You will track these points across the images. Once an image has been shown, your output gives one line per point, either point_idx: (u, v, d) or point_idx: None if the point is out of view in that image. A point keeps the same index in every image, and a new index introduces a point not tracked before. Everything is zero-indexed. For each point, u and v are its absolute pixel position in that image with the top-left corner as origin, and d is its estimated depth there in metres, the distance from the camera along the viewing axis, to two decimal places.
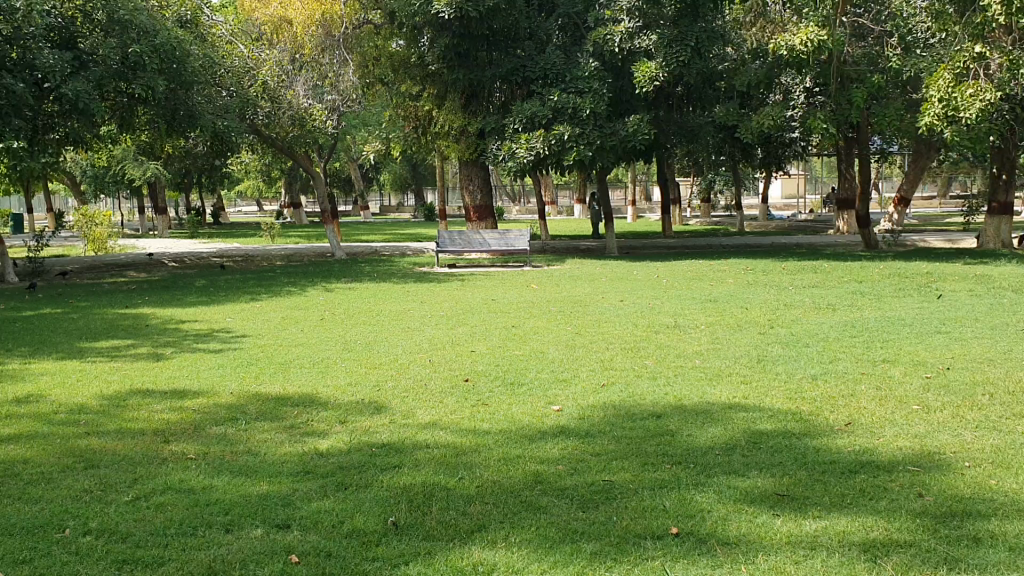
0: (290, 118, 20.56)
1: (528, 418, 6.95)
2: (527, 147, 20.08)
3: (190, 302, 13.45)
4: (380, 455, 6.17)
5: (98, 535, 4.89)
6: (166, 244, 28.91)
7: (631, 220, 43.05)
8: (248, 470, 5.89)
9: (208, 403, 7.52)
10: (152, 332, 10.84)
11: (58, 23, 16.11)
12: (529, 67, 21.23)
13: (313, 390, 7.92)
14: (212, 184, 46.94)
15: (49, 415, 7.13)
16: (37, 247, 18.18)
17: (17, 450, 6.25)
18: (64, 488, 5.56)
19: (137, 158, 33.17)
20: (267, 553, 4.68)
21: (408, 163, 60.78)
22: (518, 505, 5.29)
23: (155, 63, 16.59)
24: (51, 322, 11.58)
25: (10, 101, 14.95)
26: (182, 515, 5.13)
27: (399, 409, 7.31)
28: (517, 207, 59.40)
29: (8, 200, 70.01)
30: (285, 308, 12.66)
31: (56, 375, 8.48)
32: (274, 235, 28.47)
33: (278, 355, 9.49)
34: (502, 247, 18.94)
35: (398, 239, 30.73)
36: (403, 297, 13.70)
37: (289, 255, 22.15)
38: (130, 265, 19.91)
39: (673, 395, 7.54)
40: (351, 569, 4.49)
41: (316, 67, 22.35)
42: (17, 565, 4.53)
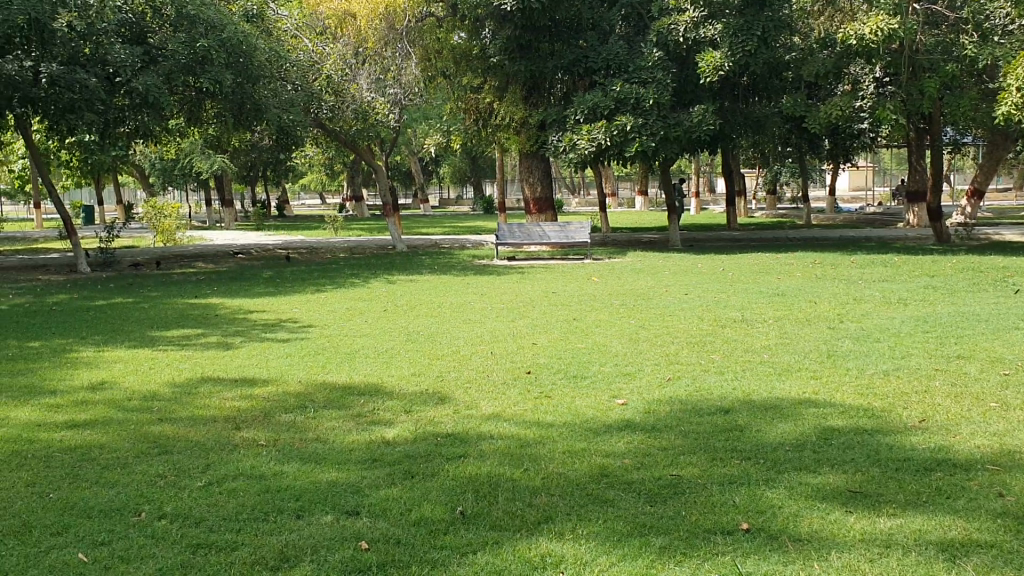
0: (353, 112, 20.59)
1: (592, 411, 6.90)
2: (589, 138, 19.87)
3: (257, 294, 13.63)
4: (446, 444, 6.20)
5: (174, 519, 5.00)
6: (233, 236, 29.45)
7: (694, 212, 42.49)
8: (318, 458, 5.96)
9: (277, 391, 7.62)
10: (222, 321, 11.04)
11: (128, 18, 16.55)
12: (592, 58, 20.99)
13: (378, 380, 8.00)
14: (276, 178, 47.56)
15: (124, 401, 7.30)
16: (110, 238, 18.55)
17: (94, 436, 6.39)
18: (140, 472, 5.69)
19: (205, 152, 33.59)
20: (337, 539, 4.75)
21: (468, 156, 60.63)
22: (585, 498, 5.28)
23: (222, 57, 16.76)
24: (124, 311, 11.85)
25: (84, 95, 15.44)
26: (254, 501, 5.23)
27: (463, 400, 7.33)
28: (579, 200, 58.97)
29: (83, 192, 72.19)
30: (347, 300, 12.73)
31: (129, 364, 8.67)
32: (336, 227, 28.79)
33: (344, 345, 9.57)
34: (562, 239, 18.75)
35: (459, 232, 30.74)
36: (466, 290, 13.69)
37: (353, 248, 22.31)
38: (201, 256, 20.16)
39: (742, 390, 7.43)
40: (421, 559, 4.54)
41: (378, 62, 21.78)
42: (97, 547, 4.65)
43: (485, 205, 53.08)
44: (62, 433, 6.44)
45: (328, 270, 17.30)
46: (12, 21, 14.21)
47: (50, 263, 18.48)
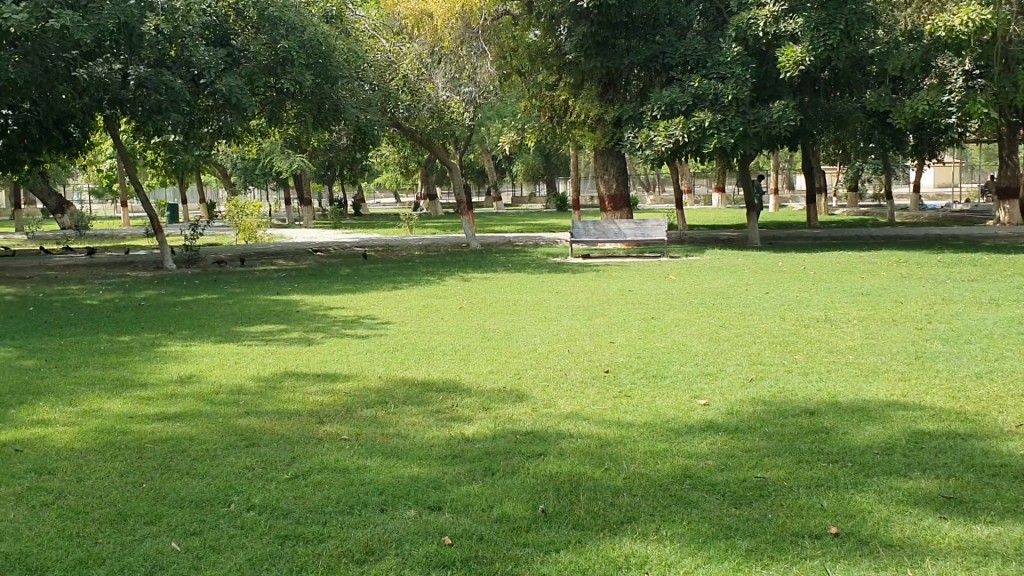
0: (428, 112, 20.83)
1: (673, 411, 6.82)
2: (666, 134, 19.65)
3: (336, 290, 13.85)
4: (526, 442, 6.20)
5: (261, 510, 5.10)
6: (312, 235, 29.95)
7: (772, 209, 41.74)
8: (400, 452, 6.02)
9: (358, 386, 7.72)
10: (303, 317, 11.24)
11: (212, 21, 16.97)
12: (669, 53, 20.78)
13: (456, 376, 8.04)
14: (352, 176, 48.25)
15: (212, 395, 7.48)
16: (195, 236, 19.03)
17: (184, 428, 6.56)
18: (228, 464, 5.82)
19: (285, 152, 34.24)
20: (421, 534, 4.79)
21: (542, 154, 60.60)
22: (668, 498, 5.22)
23: (303, 58, 17.04)
24: (209, 307, 12.15)
25: (170, 96, 15.89)
26: (338, 494, 5.30)
27: (541, 397, 7.32)
28: (653, 198, 58.44)
29: (168, 191, 74.35)
30: (425, 297, 12.85)
31: (215, 358, 8.88)
32: (412, 225, 29.06)
33: (422, 342, 9.65)
34: (639, 237, 18.60)
35: (534, 229, 30.76)
36: (542, 287, 13.69)
37: (428, 246, 22.50)
38: (281, 254, 20.56)
39: (826, 391, 7.27)
40: (504, 556, 4.54)
41: (454, 60, 22.49)
42: (189, 536, 4.77)
43: (559, 202, 53.01)
44: (154, 425, 6.63)
45: (405, 267, 17.46)
46: (103, 27, 14.54)
47: (138, 260, 19.06)
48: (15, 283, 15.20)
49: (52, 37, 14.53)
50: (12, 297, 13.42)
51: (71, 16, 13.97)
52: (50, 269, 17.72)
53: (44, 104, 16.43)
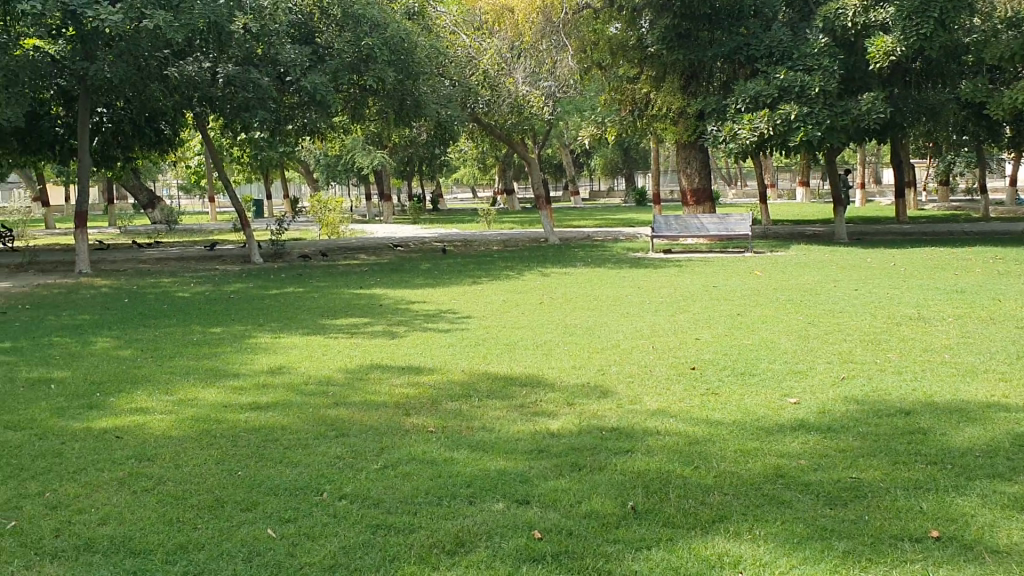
0: (508, 107, 20.89)
1: (762, 410, 6.70)
2: (750, 127, 19.36)
3: (418, 285, 13.99)
4: (612, 438, 6.15)
5: (353, 500, 5.17)
6: (393, 230, 30.33)
7: (859, 204, 40.62)
8: (486, 446, 6.04)
9: (443, 379, 7.78)
10: (386, 311, 11.37)
11: (297, 19, 17.33)
12: (753, 45, 20.36)
13: (540, 371, 8.04)
14: (431, 172, 48.67)
15: (301, 385, 7.63)
16: (280, 231, 19.46)
17: (276, 418, 6.70)
18: (319, 453, 5.92)
19: (366, 148, 34.69)
20: (510, 527, 4.79)
21: (620, 148, 60.17)
22: (760, 498, 5.12)
23: (385, 55, 17.21)
24: (295, 300, 12.40)
25: (257, 94, 16.29)
26: (427, 485, 5.34)
27: (626, 394, 7.26)
28: (733, 193, 57.51)
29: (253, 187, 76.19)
30: (505, 292, 12.88)
31: (302, 350, 9.05)
32: (490, 220, 29.19)
33: (504, 336, 9.68)
34: (721, 232, 18.34)
35: (613, 225, 30.58)
36: (623, 282, 13.60)
37: (506, 240, 22.58)
38: (363, 249, 20.87)
39: (922, 391, 7.05)
40: (594, 551, 4.52)
41: (534, 56, 21.91)
42: (284, 523, 4.87)
43: (637, 197, 52.58)
44: (247, 414, 6.79)
45: (485, 262, 17.53)
46: (193, 26, 14.95)
47: (226, 255, 19.56)
48: (111, 276, 15.75)
49: (146, 37, 15.02)
50: (108, 289, 13.90)
51: (164, 16, 14.43)
52: (143, 262, 18.32)
53: (137, 101, 16.99)
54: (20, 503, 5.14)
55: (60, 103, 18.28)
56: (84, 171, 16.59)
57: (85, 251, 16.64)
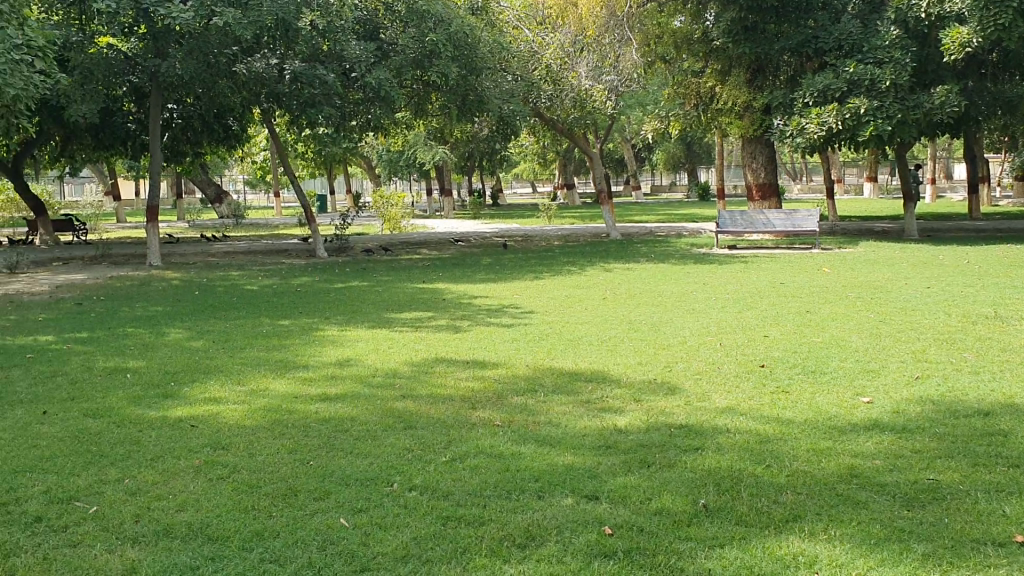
0: (571, 100, 20.68)
1: (834, 409, 6.57)
2: (818, 122, 19.10)
3: (481, 279, 14.03)
4: (681, 436, 6.10)
5: (423, 491, 5.20)
6: (454, 224, 30.48)
7: (931, 199, 39.60)
8: (554, 440, 6.03)
9: (508, 374, 7.80)
10: (449, 305, 11.44)
11: (363, 16, 17.58)
12: (822, 38, 20.01)
13: (605, 367, 8.00)
14: (491, 167, 48.77)
15: (368, 377, 7.71)
16: (344, 225, 19.69)
17: (345, 409, 6.77)
18: (388, 445, 5.97)
19: (427, 143, 34.89)
20: (580, 522, 4.77)
21: (682, 143, 59.57)
22: (835, 498, 5.03)
23: (449, 50, 17.27)
24: (360, 294, 12.54)
25: (323, 90, 16.52)
26: (496, 479, 5.35)
27: (695, 391, 7.19)
28: (799, 188, 56.55)
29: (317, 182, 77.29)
30: (568, 287, 12.86)
31: (368, 342, 9.15)
32: (551, 215, 29.16)
33: (567, 331, 9.66)
34: (788, 228, 18.06)
35: (676, 220, 30.32)
36: (687, 279, 13.47)
37: (567, 236, 22.55)
38: (424, 244, 21.01)
39: (1002, 392, 6.85)
40: (666, 548, 4.48)
41: (597, 49, 21.72)
42: (356, 513, 4.92)
43: (699, 191, 52.01)
44: (317, 405, 6.87)
45: (547, 257, 17.52)
46: (262, 23, 15.25)
47: (292, 249, 19.86)
48: (181, 269, 16.11)
49: (215, 33, 15.33)
50: (179, 281, 14.21)
51: (234, 13, 14.76)
52: (212, 255, 18.69)
53: (207, 98, 17.36)
54: (101, 488, 5.28)
55: (132, 100, 18.73)
56: (155, 167, 16.98)
57: (156, 244, 17.04)
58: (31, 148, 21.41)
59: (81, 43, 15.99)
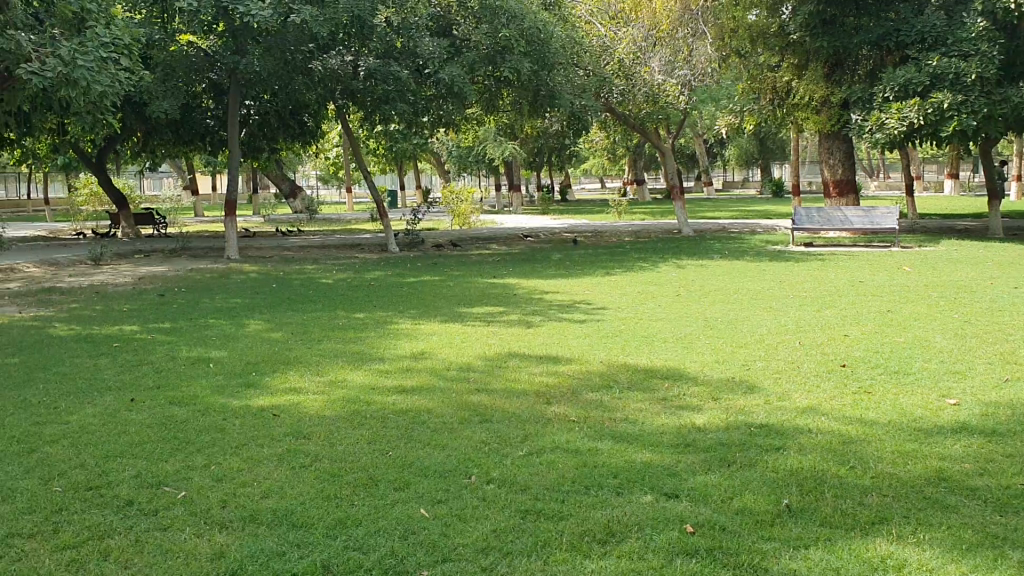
0: (644, 96, 20.59)
1: (920, 411, 6.41)
2: (899, 117, 18.60)
3: (552, 275, 14.01)
4: (761, 435, 6.01)
5: (500, 484, 5.22)
6: (524, 220, 30.52)
7: (1017, 198, 38.28)
8: (631, 437, 6.00)
9: (583, 370, 7.78)
10: (521, 301, 11.45)
11: (437, 13, 17.78)
12: (904, 31, 19.49)
13: (681, 364, 7.93)
14: (560, 163, 48.67)
15: (443, 371, 7.77)
16: (415, 221, 19.85)
17: (421, 402, 6.83)
18: (465, 438, 6.00)
19: (497, 139, 34.98)
20: (660, 519, 4.74)
21: (755, 138, 58.62)
22: (923, 501, 4.90)
23: (522, 46, 17.33)
24: (432, 288, 12.63)
25: (397, 86, 16.67)
26: (574, 474, 5.34)
27: (774, 390, 7.08)
28: (875, 185, 55.21)
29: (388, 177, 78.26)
30: (641, 283, 12.76)
31: (441, 336, 9.21)
32: (621, 211, 29.00)
33: (641, 328, 9.59)
34: (866, 225, 17.66)
35: (748, 216, 29.88)
36: (762, 276, 13.27)
37: (638, 232, 22.39)
38: (495, 239, 21.08)
39: None
40: (748, 547, 4.42)
41: (670, 44, 21.71)
42: (436, 504, 4.96)
43: (772, 187, 51.15)
44: (394, 397, 6.95)
45: (618, 253, 17.44)
46: (337, 19, 15.44)
47: (364, 244, 20.11)
48: (258, 262, 16.45)
49: (293, 30, 15.57)
50: (256, 274, 14.51)
51: (310, 10, 14.98)
52: (286, 249, 19.05)
53: (283, 95, 17.63)
54: (189, 474, 5.42)
55: (211, 97, 19.19)
56: (234, 162, 17.35)
57: (234, 238, 17.40)
58: (114, 143, 22.08)
59: (163, 42, 16.55)
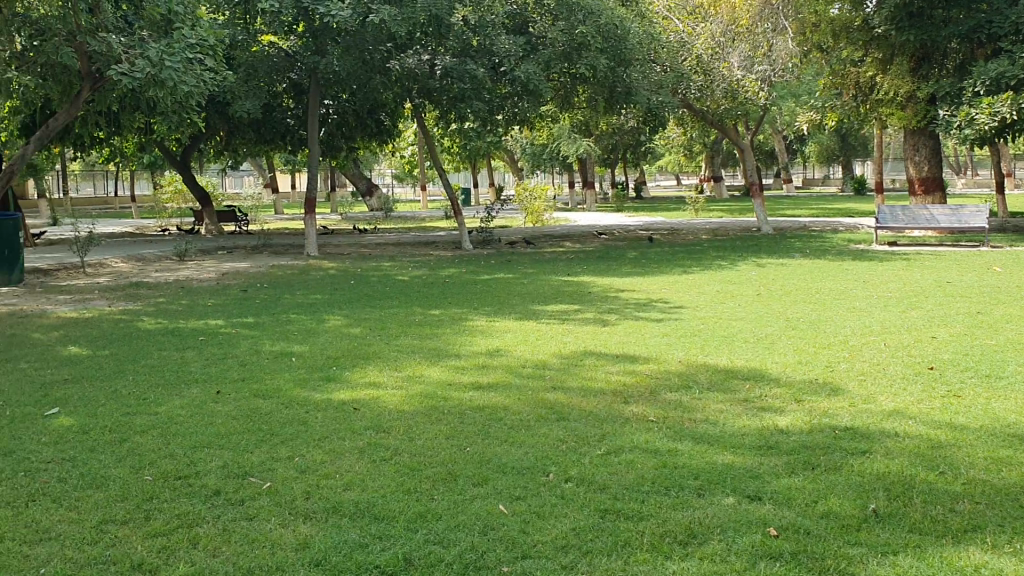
0: (722, 92, 20.40)
1: (1014, 416, 6.18)
2: (990, 113, 17.91)
3: (627, 273, 13.93)
4: (845, 438, 5.88)
5: (579, 483, 5.21)
6: (598, 217, 30.42)
7: None
8: (712, 438, 5.93)
9: (660, 369, 7.71)
10: (597, 299, 11.41)
11: (513, 11, 17.80)
12: (996, 22, 18.82)
13: (761, 365, 7.80)
14: (635, 160, 48.33)
15: (519, 368, 7.78)
16: (489, 219, 19.86)
17: (498, 399, 6.85)
18: (542, 435, 6.00)
19: (572, 136, 34.92)
20: (743, 522, 4.67)
21: (836, 134, 57.31)
22: (1019, 510, 4.72)
23: (598, 43, 17.25)
24: (507, 285, 12.67)
25: (472, 85, 16.72)
26: (654, 475, 5.29)
27: (858, 392, 6.92)
28: (962, 183, 53.49)
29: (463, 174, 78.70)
30: (719, 282, 12.59)
31: (517, 334, 9.23)
32: (698, 208, 28.67)
33: (720, 327, 9.47)
34: (953, 224, 17.14)
35: (828, 214, 29.27)
36: (844, 275, 12.98)
37: (715, 230, 22.11)
38: (568, 238, 20.98)
39: None
40: (835, 552, 4.33)
41: (749, 39, 21.16)
42: (515, 501, 4.97)
43: (854, 185, 49.96)
44: (470, 393, 6.99)
45: (694, 251, 17.25)
46: (415, 19, 15.62)
47: (438, 241, 20.24)
48: (336, 259, 16.72)
49: (371, 29, 15.77)
50: (335, 271, 14.75)
51: (389, 10, 15.14)
52: (364, 246, 19.33)
53: (361, 94, 17.90)
54: (273, 465, 5.53)
55: (291, 96, 19.63)
56: (313, 160, 17.66)
57: (312, 235, 17.70)
58: (198, 142, 22.70)
59: (245, 42, 16.99)
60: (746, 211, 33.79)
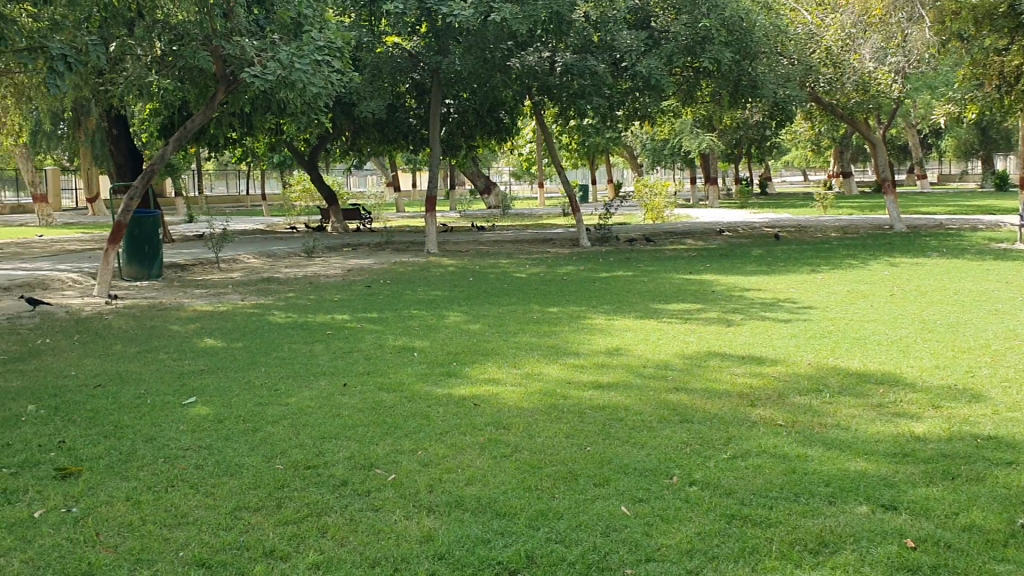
0: (852, 84, 20.21)
1: None
2: None
3: (752, 271, 13.58)
4: (989, 448, 5.56)
5: (704, 487, 5.10)
6: (720, 214, 29.84)
7: None
8: (843, 444, 5.71)
9: (788, 372, 7.48)
10: (720, 298, 11.17)
11: (636, 6, 17.73)
12: None
13: (896, 369, 7.48)
14: (759, 157, 47.13)
15: (640, 368, 7.69)
16: (608, 216, 19.77)
17: (619, 399, 6.78)
18: (665, 437, 5.90)
19: (694, 131, 34.34)
20: (878, 532, 4.47)
21: (976, 128, 54.49)
22: None
23: (722, 36, 16.90)
24: (627, 283, 12.54)
25: (593, 81, 16.70)
26: (782, 480, 5.13)
27: (1003, 400, 6.54)
28: None
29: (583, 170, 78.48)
30: (849, 282, 12.13)
31: (637, 333, 9.13)
32: (826, 204, 27.74)
33: (851, 329, 9.12)
34: None
35: (967, 211, 27.84)
36: (987, 276, 12.30)
37: (844, 227, 21.35)
38: (689, 235, 20.68)
39: None
40: (978, 568, 4.09)
41: (882, 30, 19.18)
42: (638, 503, 4.90)
43: (996, 180, 47.38)
44: (591, 393, 6.94)
45: (822, 249, 16.68)
46: (536, 17, 15.57)
47: (555, 238, 20.26)
48: (456, 256, 16.92)
49: (493, 28, 15.91)
50: (456, 268, 14.92)
51: (511, 8, 15.19)
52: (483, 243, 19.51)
53: (481, 92, 18.11)
54: (397, 458, 5.63)
55: (414, 96, 20.07)
56: (434, 159, 17.91)
57: (433, 232, 17.96)
58: (325, 142, 23.41)
59: (370, 44, 17.23)
60: (877, 207, 32.43)
